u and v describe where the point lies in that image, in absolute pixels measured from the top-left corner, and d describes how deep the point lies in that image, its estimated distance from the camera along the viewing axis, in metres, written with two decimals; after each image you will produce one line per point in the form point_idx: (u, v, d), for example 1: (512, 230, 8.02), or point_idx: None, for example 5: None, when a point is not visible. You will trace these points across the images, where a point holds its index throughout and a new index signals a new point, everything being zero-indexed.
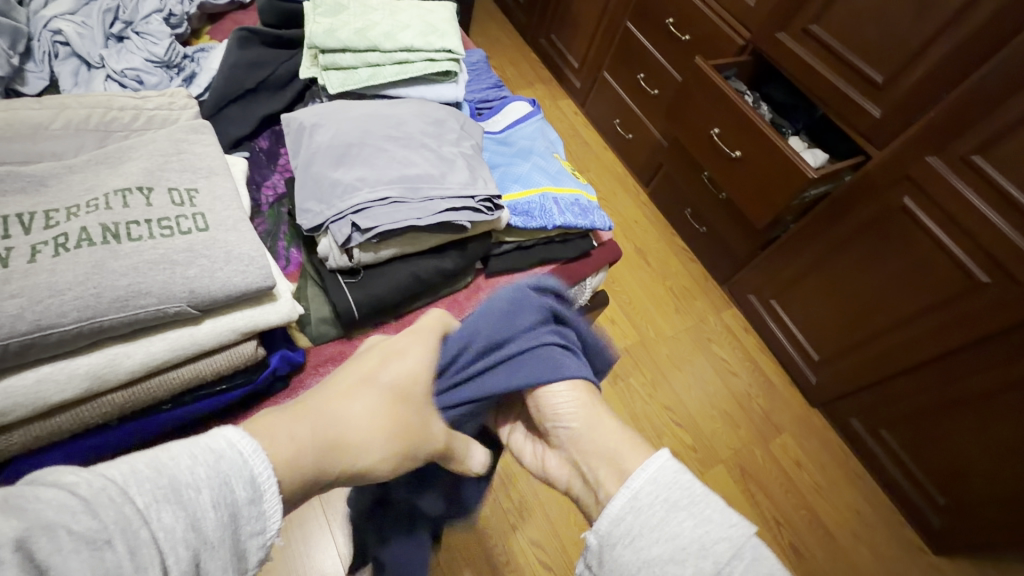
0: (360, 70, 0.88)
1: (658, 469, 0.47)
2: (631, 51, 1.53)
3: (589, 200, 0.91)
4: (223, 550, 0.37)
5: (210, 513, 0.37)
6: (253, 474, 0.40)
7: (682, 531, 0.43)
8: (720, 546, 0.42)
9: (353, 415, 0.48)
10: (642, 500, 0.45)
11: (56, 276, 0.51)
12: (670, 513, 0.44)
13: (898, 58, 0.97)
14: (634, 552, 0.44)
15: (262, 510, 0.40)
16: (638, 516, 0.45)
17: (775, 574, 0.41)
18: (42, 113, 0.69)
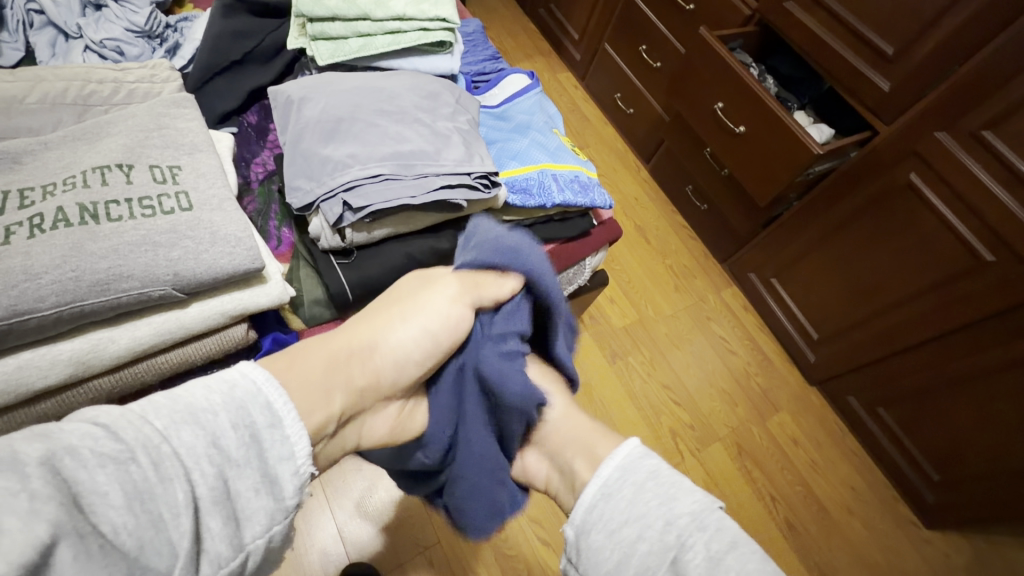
0: (351, 40, 0.84)
1: (629, 457, 0.54)
2: (633, 21, 1.48)
3: (589, 177, 0.88)
4: (250, 471, 0.41)
5: (230, 435, 0.41)
6: (268, 400, 0.44)
7: (648, 511, 0.49)
8: (683, 518, 0.47)
9: (386, 345, 0.58)
10: (611, 486, 0.52)
11: (32, 259, 0.49)
12: (640, 495, 0.50)
13: (908, 30, 0.93)
14: (608, 534, 0.49)
15: (289, 436, 0.44)
16: (610, 500, 0.51)
17: (733, 538, 0.46)
18: (17, 86, 0.66)
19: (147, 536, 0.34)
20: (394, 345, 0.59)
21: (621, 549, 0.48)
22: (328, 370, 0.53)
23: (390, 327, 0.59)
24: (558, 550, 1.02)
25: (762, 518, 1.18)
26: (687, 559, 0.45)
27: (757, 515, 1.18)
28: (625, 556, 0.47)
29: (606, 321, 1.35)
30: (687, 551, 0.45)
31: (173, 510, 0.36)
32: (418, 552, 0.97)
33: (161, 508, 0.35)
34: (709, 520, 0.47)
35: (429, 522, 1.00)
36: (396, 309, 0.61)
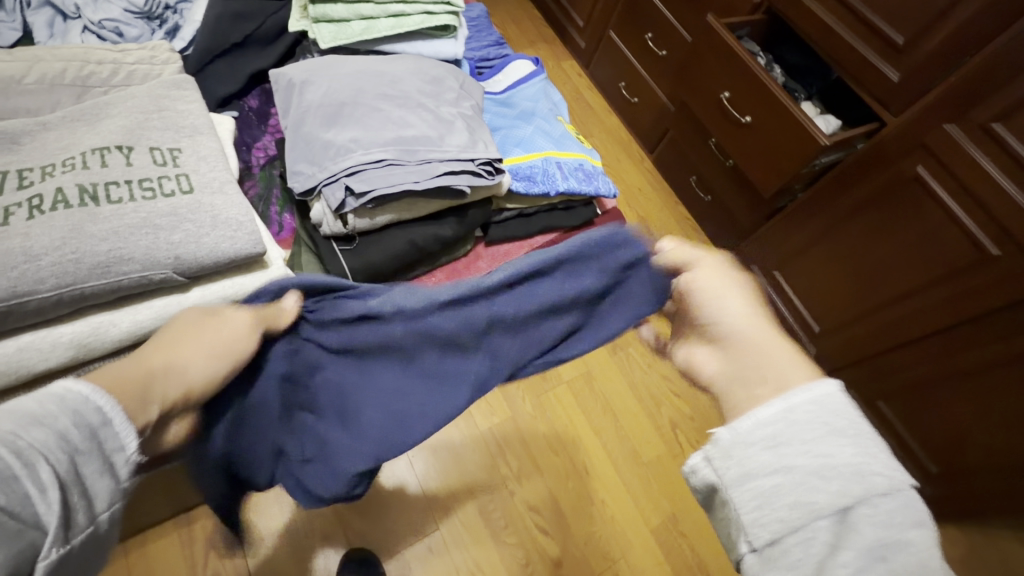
0: (353, 22, 0.83)
1: (822, 395, 0.39)
2: (639, 8, 1.46)
3: (593, 166, 0.87)
4: (99, 458, 0.32)
5: (72, 432, 0.31)
6: (101, 402, 0.33)
7: (839, 454, 0.36)
8: (876, 479, 0.35)
9: (182, 357, 0.42)
10: (797, 411, 0.38)
11: (30, 240, 0.48)
12: (830, 434, 0.37)
13: (919, 18, 0.92)
14: (776, 454, 0.37)
15: (122, 431, 0.34)
16: (791, 426, 0.38)
17: (921, 516, 0.34)
18: (14, 65, 0.65)
19: (19, 511, 0.28)
20: (192, 360, 0.42)
21: (784, 475, 0.36)
22: (151, 382, 0.38)
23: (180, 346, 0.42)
24: (557, 538, 1.03)
25: None
26: (864, 515, 0.34)
27: None
28: (792, 483, 0.36)
29: None
30: (869, 505, 0.34)
31: (40, 489, 0.29)
32: (419, 538, 0.98)
33: (28, 487, 0.29)
34: (902, 489, 0.35)
35: (429, 508, 1.00)
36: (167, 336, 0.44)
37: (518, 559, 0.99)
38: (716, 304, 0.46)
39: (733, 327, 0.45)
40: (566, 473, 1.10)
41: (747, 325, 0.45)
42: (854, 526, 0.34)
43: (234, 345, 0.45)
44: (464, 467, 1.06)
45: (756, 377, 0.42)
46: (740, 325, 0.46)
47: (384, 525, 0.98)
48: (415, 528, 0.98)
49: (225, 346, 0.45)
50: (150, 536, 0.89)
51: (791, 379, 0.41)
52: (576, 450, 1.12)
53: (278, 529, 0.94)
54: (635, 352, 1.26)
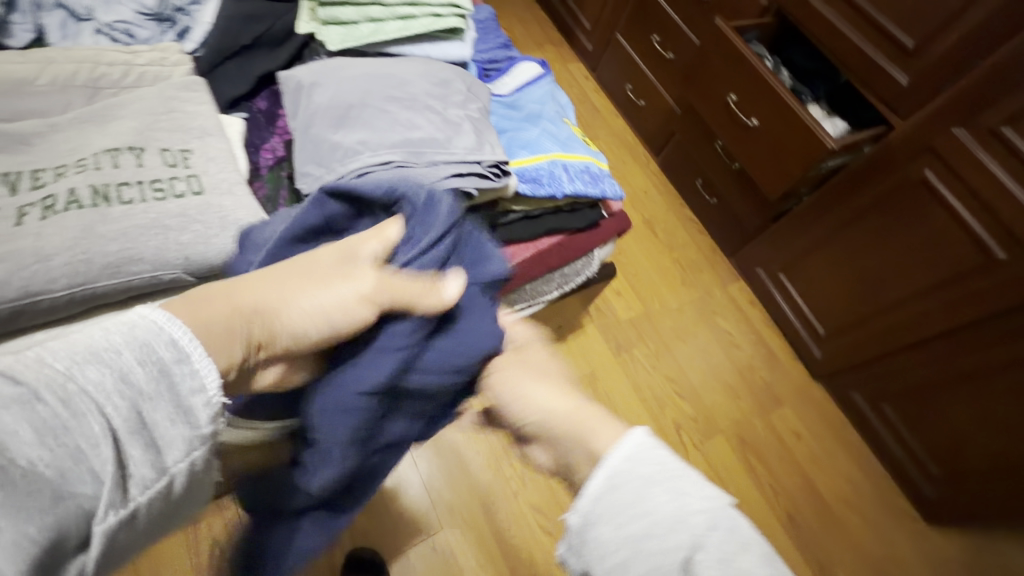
0: (362, 25, 0.84)
1: (636, 447, 0.43)
2: (646, 11, 1.46)
3: (599, 168, 0.87)
4: (166, 402, 0.32)
5: (138, 370, 0.32)
6: (174, 336, 0.34)
7: (658, 506, 0.40)
8: (696, 518, 0.39)
9: (290, 306, 0.42)
10: (619, 476, 0.42)
11: (43, 240, 0.49)
12: (647, 487, 0.41)
13: (928, 21, 0.92)
14: (614, 527, 0.40)
15: (200, 371, 0.34)
16: (617, 493, 0.41)
17: (746, 539, 0.38)
18: (27, 67, 0.66)
19: (67, 466, 0.28)
20: (291, 317, 0.42)
21: (627, 547, 0.39)
22: (242, 332, 0.39)
23: (294, 297, 0.43)
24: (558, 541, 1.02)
25: (762, 512, 1.18)
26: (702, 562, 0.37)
27: (758, 509, 1.18)
28: (635, 556, 0.38)
29: (612, 314, 1.35)
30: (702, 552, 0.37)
31: (90, 441, 0.29)
32: (420, 539, 0.98)
33: (76, 439, 0.28)
34: (721, 517, 0.39)
35: (431, 510, 1.00)
36: (301, 267, 0.45)
37: (520, 562, 0.99)
38: (525, 404, 0.52)
39: (542, 430, 0.51)
40: None
41: (540, 416, 0.51)
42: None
43: (332, 319, 0.43)
44: (467, 470, 1.05)
45: (583, 443, 0.48)
46: (574, 424, 0.50)
47: (387, 527, 0.98)
48: (416, 528, 0.98)
49: (320, 312, 0.43)
50: None
51: (599, 443, 0.47)
52: None
53: None
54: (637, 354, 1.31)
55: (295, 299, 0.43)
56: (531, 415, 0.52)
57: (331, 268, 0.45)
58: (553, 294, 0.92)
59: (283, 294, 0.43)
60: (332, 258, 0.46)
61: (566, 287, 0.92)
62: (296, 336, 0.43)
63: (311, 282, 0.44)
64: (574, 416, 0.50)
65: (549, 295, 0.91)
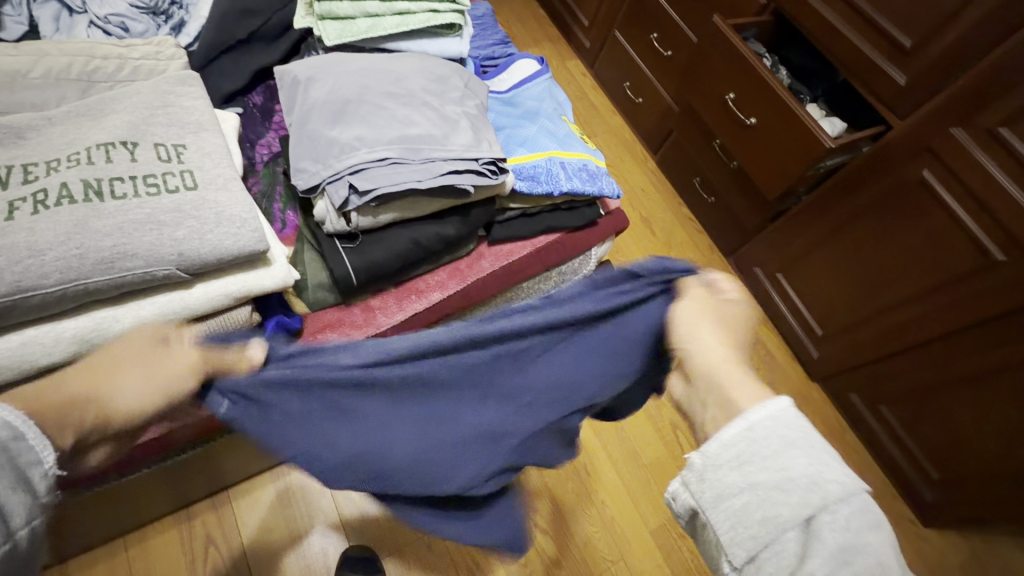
0: (359, 20, 0.83)
1: (782, 410, 0.41)
2: (645, 9, 1.45)
3: (597, 166, 0.87)
4: (6, 474, 0.36)
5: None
6: (5, 418, 0.37)
7: (794, 465, 0.38)
8: (831, 486, 0.37)
9: (113, 390, 0.42)
10: (757, 428, 0.40)
11: (35, 235, 0.48)
12: (787, 449, 0.39)
13: (927, 21, 0.91)
14: (742, 475, 0.39)
15: (35, 444, 0.38)
16: (753, 444, 0.40)
17: (881, 521, 0.37)
18: (20, 60, 0.65)
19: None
20: (115, 397, 0.42)
21: (754, 493, 0.38)
22: (81, 410, 0.41)
23: (107, 379, 0.43)
24: (556, 538, 1.03)
25: None
26: (826, 521, 0.36)
27: None
28: (757, 500, 0.38)
29: None
30: (828, 513, 0.36)
31: None
32: (418, 536, 0.98)
33: None
34: (862, 496, 0.37)
35: None
36: (105, 368, 0.44)
37: (518, 559, 0.99)
38: (690, 338, 0.48)
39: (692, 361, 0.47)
40: (566, 474, 1.10)
41: (700, 357, 0.46)
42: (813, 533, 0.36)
43: (160, 387, 0.43)
44: None
45: (711, 391, 0.44)
46: (704, 363, 0.46)
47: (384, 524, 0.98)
48: None
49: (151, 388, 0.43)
50: (150, 531, 0.89)
51: (737, 398, 0.43)
52: (577, 451, 1.12)
53: (278, 525, 0.94)
54: None
55: (107, 384, 0.43)
56: (693, 351, 0.47)
57: (135, 351, 0.46)
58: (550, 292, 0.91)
59: (98, 384, 0.43)
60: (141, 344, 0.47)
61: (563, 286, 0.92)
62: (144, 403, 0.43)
63: (131, 363, 0.44)
64: (720, 364, 0.45)
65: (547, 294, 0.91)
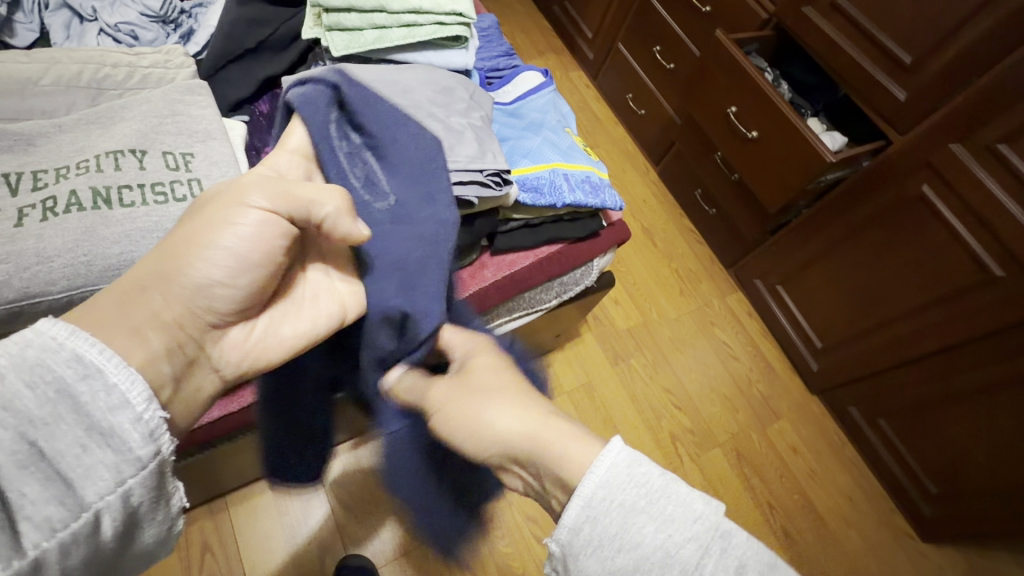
0: (366, 31, 0.84)
1: (609, 469, 0.43)
2: (648, 22, 1.47)
3: (600, 178, 0.88)
4: (70, 426, 0.33)
5: (29, 395, 0.32)
6: (75, 352, 0.34)
7: (643, 540, 0.41)
8: (686, 549, 0.40)
9: (212, 243, 0.47)
10: (596, 507, 0.42)
11: (44, 242, 0.49)
12: (630, 517, 0.41)
13: (928, 38, 0.93)
14: (600, 560, 0.41)
15: (109, 386, 0.35)
16: (596, 525, 0.42)
17: (744, 563, 0.40)
18: (31, 67, 0.66)
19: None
20: (199, 265, 0.46)
21: None
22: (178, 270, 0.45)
23: (194, 249, 0.46)
24: None
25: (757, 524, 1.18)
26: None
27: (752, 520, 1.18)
28: None
29: (610, 323, 1.35)
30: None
31: None
32: (414, 547, 0.97)
33: None
34: (716, 539, 0.41)
35: None
36: (211, 206, 0.49)
37: (514, 571, 0.99)
38: (475, 438, 0.53)
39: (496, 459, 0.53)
40: None
41: (495, 448, 0.52)
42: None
43: (241, 254, 0.47)
44: None
45: (552, 471, 0.48)
46: (513, 450, 0.51)
47: (379, 535, 0.97)
48: (411, 535, 0.98)
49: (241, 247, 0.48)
50: None
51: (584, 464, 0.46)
52: None
53: (274, 533, 0.94)
54: (637, 364, 1.31)
55: (204, 238, 0.47)
56: (481, 444, 0.53)
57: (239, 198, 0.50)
58: (552, 303, 0.93)
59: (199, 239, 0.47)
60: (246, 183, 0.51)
61: (564, 297, 0.93)
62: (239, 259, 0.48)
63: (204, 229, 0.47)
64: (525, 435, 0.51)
65: (547, 304, 0.92)
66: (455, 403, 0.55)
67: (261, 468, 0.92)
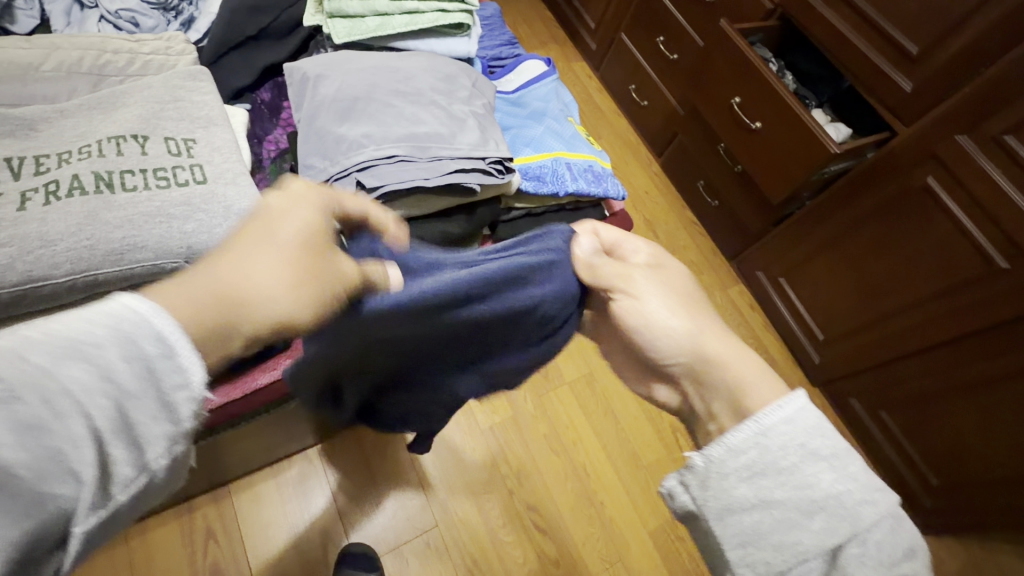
0: (368, 19, 0.83)
1: (800, 410, 0.43)
2: (651, 12, 1.46)
3: (603, 167, 0.87)
4: (151, 401, 0.29)
5: (122, 366, 0.28)
6: (161, 329, 0.29)
7: (818, 484, 0.41)
8: (863, 510, 0.40)
9: (266, 280, 0.34)
10: (772, 437, 0.42)
11: (47, 226, 0.49)
12: (807, 460, 0.41)
13: (934, 28, 0.92)
14: (754, 488, 0.41)
15: (185, 367, 0.30)
16: (765, 453, 0.42)
17: (912, 546, 0.40)
18: (32, 52, 0.65)
19: (46, 471, 0.25)
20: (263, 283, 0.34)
21: (768, 512, 0.41)
22: (227, 320, 0.33)
23: (257, 255, 0.35)
24: (553, 538, 1.03)
25: None
26: (853, 554, 0.39)
27: None
28: (773, 520, 0.41)
29: None
30: (857, 545, 0.39)
31: (71, 442, 0.26)
32: (415, 535, 0.98)
33: (55, 442, 0.25)
34: (887, 517, 0.40)
35: (428, 506, 1.01)
36: (262, 226, 0.37)
37: (516, 559, 1.00)
38: (658, 330, 0.50)
39: (677, 358, 0.50)
40: (565, 474, 1.10)
41: (685, 356, 0.49)
42: (842, 562, 0.39)
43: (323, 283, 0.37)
44: (462, 468, 1.05)
45: (726, 389, 0.47)
46: (687, 351, 0.49)
47: (379, 521, 0.98)
48: (412, 524, 0.99)
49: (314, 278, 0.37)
50: (148, 525, 0.89)
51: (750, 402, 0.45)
52: (576, 452, 1.13)
53: (276, 520, 0.94)
54: None
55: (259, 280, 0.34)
56: (671, 346, 0.50)
57: (299, 232, 0.37)
58: None
59: (228, 278, 0.34)
60: (306, 210, 0.38)
61: None
62: (298, 299, 0.35)
63: (273, 247, 0.36)
64: (704, 335, 0.49)
65: None
66: (634, 284, 0.52)
67: (262, 456, 0.92)
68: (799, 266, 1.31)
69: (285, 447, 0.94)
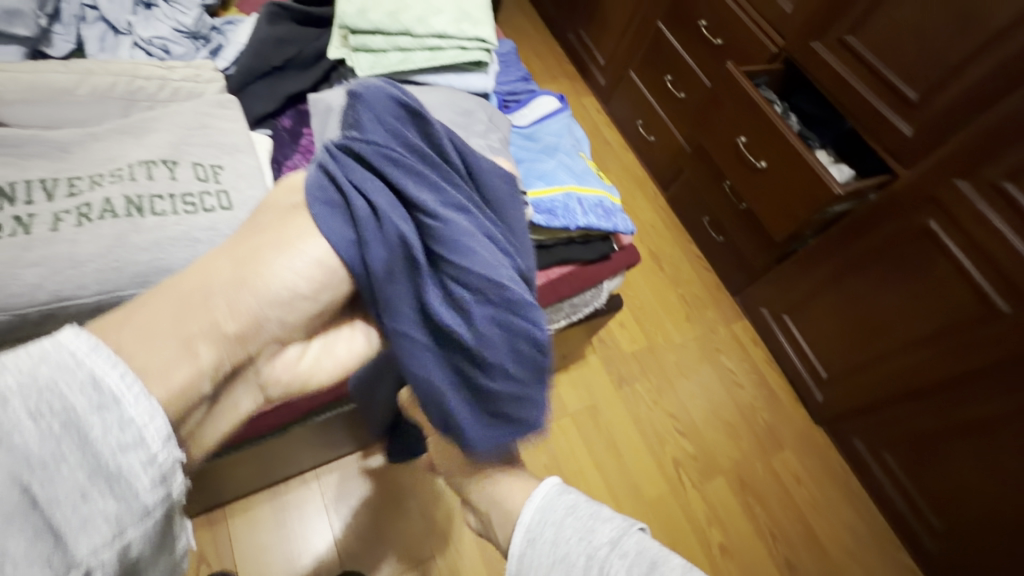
0: (391, 53, 0.87)
1: (544, 496, 0.57)
2: (660, 51, 1.51)
3: (613, 202, 0.89)
4: (62, 460, 0.35)
5: (30, 425, 0.34)
6: (92, 378, 0.36)
7: (569, 547, 0.51)
8: (601, 544, 0.50)
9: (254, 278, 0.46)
10: (535, 529, 0.54)
11: (77, 247, 0.52)
12: (559, 532, 0.53)
13: (933, 77, 0.95)
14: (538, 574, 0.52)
15: (111, 423, 0.36)
16: (533, 543, 0.53)
17: None
18: (66, 77, 0.68)
19: None
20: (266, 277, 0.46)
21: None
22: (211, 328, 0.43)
23: (259, 259, 0.46)
24: None
25: (759, 555, 1.18)
26: None
27: (755, 551, 1.18)
28: None
29: (616, 346, 1.36)
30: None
31: None
32: (415, 565, 0.96)
33: None
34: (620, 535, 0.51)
35: (429, 538, 0.99)
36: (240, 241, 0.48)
37: None
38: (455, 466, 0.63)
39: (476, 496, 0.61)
40: None
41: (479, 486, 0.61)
42: None
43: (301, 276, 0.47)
44: None
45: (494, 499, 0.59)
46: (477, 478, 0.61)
47: (380, 549, 0.97)
48: (412, 554, 0.97)
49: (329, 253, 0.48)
50: None
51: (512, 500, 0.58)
52: None
53: (276, 544, 0.93)
54: (642, 388, 1.32)
55: (255, 283, 0.46)
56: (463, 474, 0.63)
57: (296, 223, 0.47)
58: (562, 322, 0.94)
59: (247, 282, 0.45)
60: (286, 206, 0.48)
61: (573, 317, 0.94)
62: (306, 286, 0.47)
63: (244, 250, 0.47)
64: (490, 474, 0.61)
65: (556, 324, 0.94)
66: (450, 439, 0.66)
67: (269, 477, 0.92)
68: (804, 303, 1.32)
69: (288, 469, 0.94)
